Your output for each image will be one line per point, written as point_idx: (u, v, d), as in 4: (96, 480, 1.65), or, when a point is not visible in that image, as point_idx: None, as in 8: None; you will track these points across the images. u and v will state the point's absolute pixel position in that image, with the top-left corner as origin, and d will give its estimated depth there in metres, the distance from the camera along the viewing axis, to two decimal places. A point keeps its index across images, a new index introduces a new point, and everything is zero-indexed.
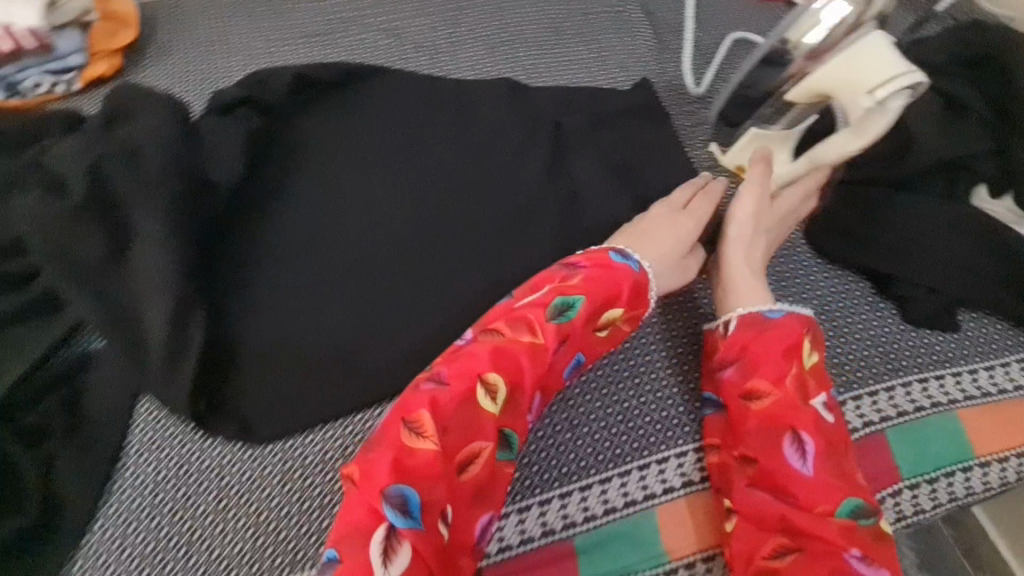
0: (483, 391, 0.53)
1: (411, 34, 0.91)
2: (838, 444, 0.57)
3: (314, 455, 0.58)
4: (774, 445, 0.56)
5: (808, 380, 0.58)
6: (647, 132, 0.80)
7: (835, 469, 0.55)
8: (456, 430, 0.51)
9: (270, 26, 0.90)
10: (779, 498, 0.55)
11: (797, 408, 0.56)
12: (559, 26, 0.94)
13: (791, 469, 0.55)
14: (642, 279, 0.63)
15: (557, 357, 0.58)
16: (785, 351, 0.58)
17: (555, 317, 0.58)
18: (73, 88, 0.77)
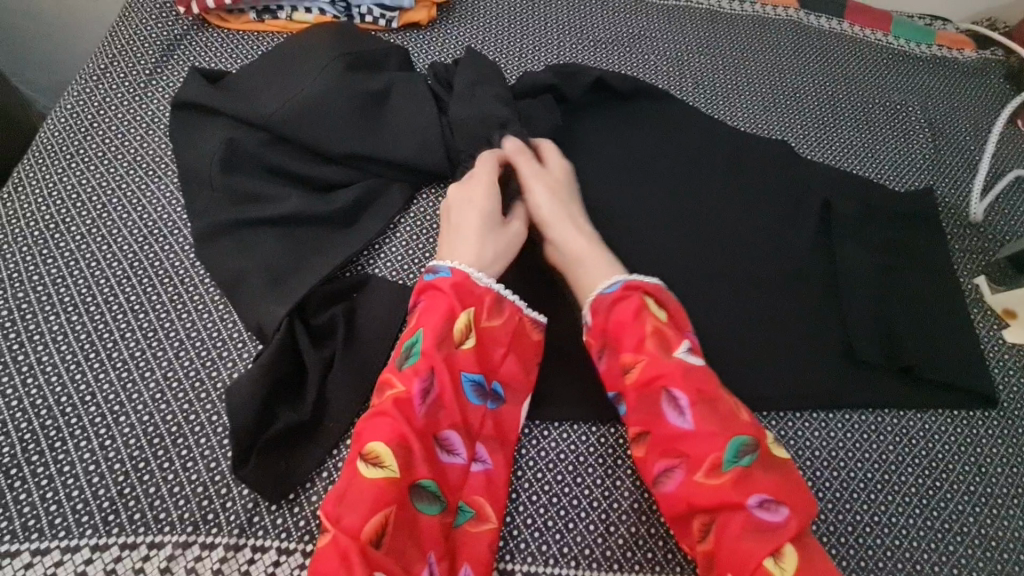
0: (371, 460, 0.47)
1: (691, 67, 0.92)
2: (711, 389, 0.52)
3: (548, 451, 0.57)
4: (655, 412, 0.52)
5: (665, 329, 0.54)
6: (919, 240, 0.76)
7: (714, 416, 0.50)
8: (352, 507, 0.45)
9: (564, 20, 0.92)
10: (677, 465, 0.50)
11: (657, 361, 0.52)
12: (837, 104, 0.92)
13: (663, 428, 0.51)
14: (461, 277, 0.56)
15: (430, 412, 0.51)
16: (635, 313, 0.55)
17: (407, 359, 0.52)
18: (393, 24, 0.83)
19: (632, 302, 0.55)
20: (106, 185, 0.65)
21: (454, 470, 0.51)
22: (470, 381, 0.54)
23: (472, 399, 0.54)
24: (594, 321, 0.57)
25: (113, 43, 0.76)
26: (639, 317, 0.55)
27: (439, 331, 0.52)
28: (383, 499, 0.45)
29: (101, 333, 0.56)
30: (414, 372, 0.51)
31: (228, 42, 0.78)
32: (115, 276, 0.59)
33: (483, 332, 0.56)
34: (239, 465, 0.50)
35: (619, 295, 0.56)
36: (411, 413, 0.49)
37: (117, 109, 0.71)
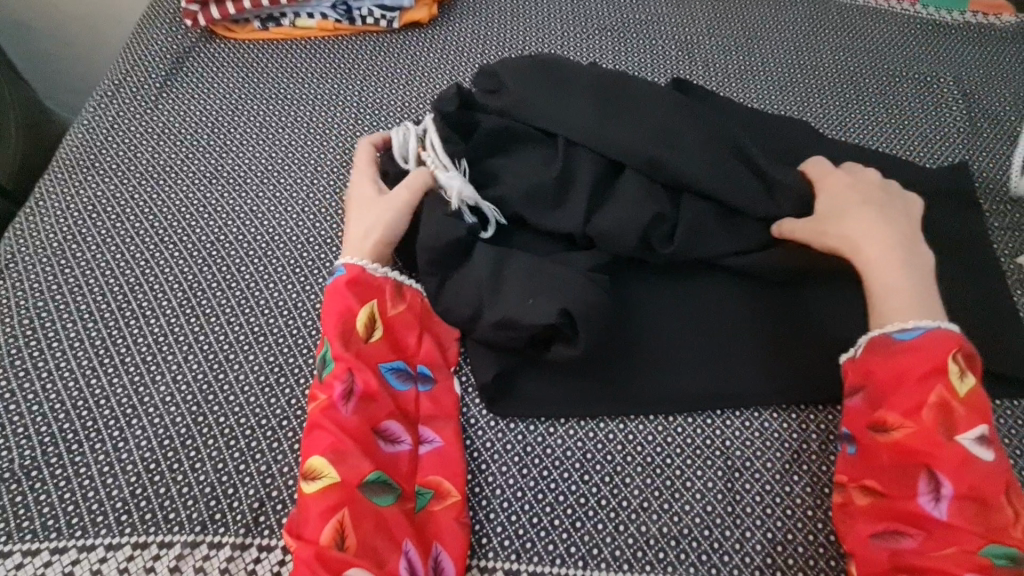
0: (313, 471, 0.50)
1: (703, 51, 0.89)
2: (992, 487, 0.47)
3: (553, 449, 0.55)
4: (904, 480, 0.48)
5: (951, 403, 0.49)
6: (955, 220, 0.71)
7: (971, 513, 0.46)
8: (312, 519, 0.48)
9: (568, 10, 0.91)
10: (912, 533, 0.47)
11: (931, 436, 0.48)
12: (861, 80, 0.87)
13: (908, 501, 0.48)
14: (355, 271, 0.58)
15: (359, 410, 0.53)
16: (931, 376, 0.49)
17: (325, 370, 0.54)
18: (394, 25, 0.83)
19: (924, 358, 0.50)
20: (119, 197, 0.67)
21: (402, 456, 0.53)
22: (388, 371, 0.56)
23: (397, 386, 0.56)
24: (874, 363, 0.52)
25: (125, 60, 0.79)
26: (926, 383, 0.49)
27: (341, 335, 0.55)
28: (330, 506, 0.48)
29: (115, 339, 0.58)
30: (334, 376, 0.53)
31: (233, 53, 0.80)
32: (129, 284, 0.61)
33: (391, 321, 0.58)
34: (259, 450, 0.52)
35: (911, 344, 0.51)
36: (339, 417, 0.52)
37: (129, 124, 0.73)
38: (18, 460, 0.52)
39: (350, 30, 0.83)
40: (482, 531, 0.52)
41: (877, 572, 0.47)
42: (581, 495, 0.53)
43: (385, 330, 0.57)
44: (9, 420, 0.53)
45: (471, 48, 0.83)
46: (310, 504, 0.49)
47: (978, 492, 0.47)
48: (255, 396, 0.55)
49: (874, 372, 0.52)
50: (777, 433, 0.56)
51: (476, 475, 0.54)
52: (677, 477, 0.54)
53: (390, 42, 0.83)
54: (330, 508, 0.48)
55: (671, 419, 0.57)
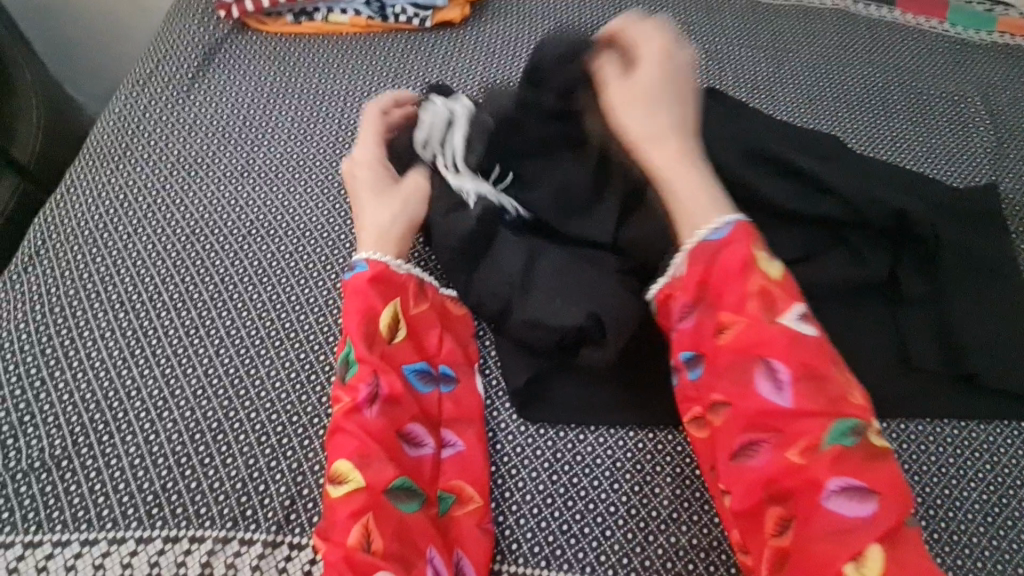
0: (337, 476, 0.48)
1: (732, 61, 0.89)
2: (817, 364, 0.47)
3: (583, 456, 0.55)
4: (745, 378, 0.47)
5: (770, 290, 0.48)
6: (984, 240, 0.71)
7: (815, 399, 0.46)
8: (337, 525, 0.46)
9: (598, 15, 0.91)
10: (766, 439, 0.46)
11: (758, 325, 0.47)
12: (888, 97, 0.87)
13: (752, 399, 0.47)
14: (378, 268, 0.57)
15: (386, 413, 0.51)
16: (742, 263, 0.49)
17: (349, 370, 0.53)
18: (427, 24, 0.83)
19: (738, 251, 0.50)
20: (151, 186, 0.67)
21: (426, 461, 0.52)
22: (412, 372, 0.55)
23: (421, 388, 0.55)
24: (692, 269, 0.51)
25: (158, 49, 0.78)
26: (747, 271, 0.49)
27: (365, 334, 0.53)
28: (357, 512, 0.47)
29: (146, 330, 0.57)
30: (359, 377, 0.52)
31: (266, 46, 0.80)
32: (161, 275, 0.61)
33: (413, 321, 0.57)
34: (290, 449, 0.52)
35: (726, 240, 0.51)
36: (365, 420, 0.50)
37: (161, 113, 0.72)
38: (49, 449, 0.51)
39: (382, 27, 0.82)
40: (512, 536, 0.52)
41: (750, 495, 0.46)
42: (610, 504, 0.53)
43: (408, 330, 0.56)
44: (39, 408, 0.53)
45: (503, 50, 0.83)
46: (337, 509, 0.47)
47: (813, 379, 0.46)
48: (287, 393, 0.55)
49: (702, 278, 0.51)
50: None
51: (505, 479, 0.54)
52: (707, 489, 0.54)
53: (423, 41, 0.83)
54: (358, 514, 0.47)
55: None
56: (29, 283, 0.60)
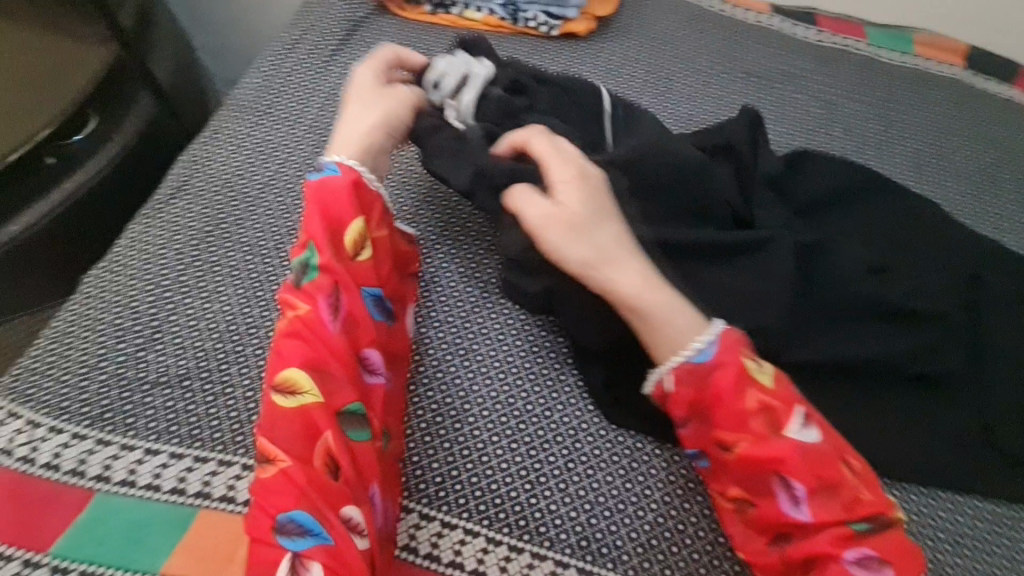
0: (285, 389, 0.49)
1: (842, 114, 0.90)
2: (832, 472, 0.49)
3: (657, 470, 0.57)
4: (762, 486, 0.49)
5: (771, 402, 0.50)
6: None
7: (831, 504, 0.48)
8: (294, 436, 0.48)
9: (716, 49, 0.93)
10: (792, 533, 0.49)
11: (766, 441, 0.49)
12: (997, 174, 0.87)
13: (774, 506, 0.49)
14: (352, 177, 0.57)
15: (344, 330, 0.53)
16: (738, 384, 0.50)
17: (305, 277, 0.54)
18: (554, 32, 0.86)
19: (730, 372, 0.51)
20: (286, 142, 0.71)
21: (376, 388, 0.54)
22: (370, 296, 0.56)
23: (376, 314, 0.56)
24: (680, 394, 0.52)
25: (305, 18, 0.84)
26: (740, 391, 0.50)
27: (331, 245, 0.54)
28: (310, 423, 0.49)
29: (270, 274, 0.61)
30: (317, 292, 0.52)
31: (401, 31, 0.84)
32: (287, 226, 0.64)
33: (376, 242, 0.58)
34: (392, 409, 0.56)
35: (717, 361, 0.51)
36: (325, 334, 0.51)
37: (301, 78, 0.77)
38: (174, 367, 0.55)
39: (510, 29, 0.86)
40: (582, 533, 0.53)
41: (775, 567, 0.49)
42: (680, 520, 0.55)
43: (373, 251, 0.57)
44: (169, 328, 0.57)
45: (620, 71, 0.87)
46: (284, 422, 0.48)
47: (827, 487, 0.48)
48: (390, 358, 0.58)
49: (693, 398, 0.52)
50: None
51: (582, 478, 0.56)
52: None
53: (547, 48, 0.86)
54: (311, 428, 0.48)
55: None
56: (174, 213, 0.64)
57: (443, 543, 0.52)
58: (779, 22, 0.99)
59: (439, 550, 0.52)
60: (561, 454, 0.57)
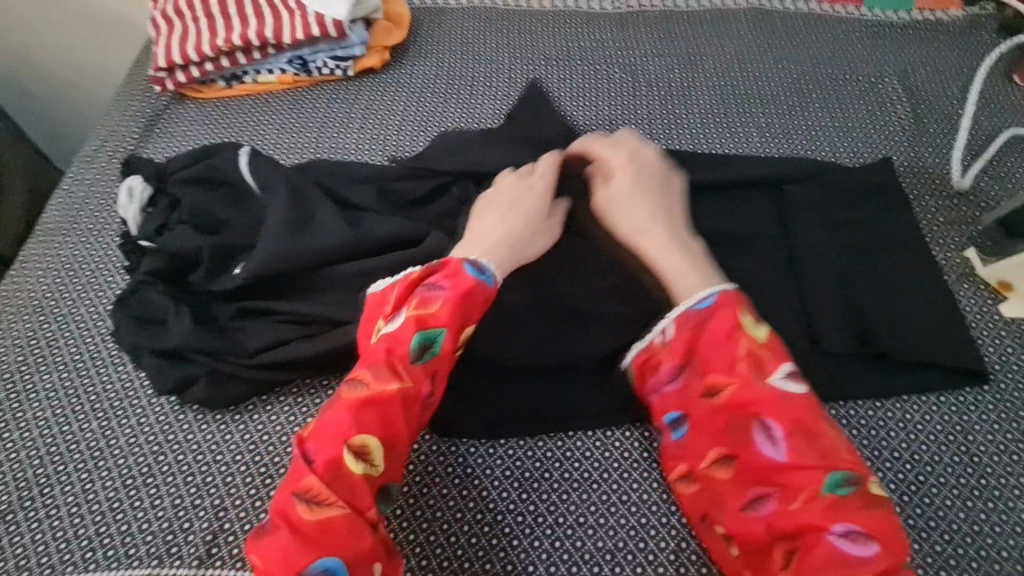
0: (351, 456, 0.48)
1: (646, 72, 0.92)
2: (810, 420, 0.48)
3: (492, 469, 0.58)
4: (746, 437, 0.49)
5: (760, 353, 0.51)
6: (895, 218, 0.71)
7: (809, 450, 0.47)
8: (343, 490, 0.47)
9: (516, 44, 0.95)
10: (772, 493, 0.48)
11: (750, 386, 0.50)
12: (804, 88, 0.89)
13: (751, 454, 0.49)
14: (494, 294, 0.56)
15: (427, 405, 0.52)
16: (732, 329, 0.52)
17: (421, 355, 0.52)
18: (348, 73, 0.88)
19: (728, 316, 0.52)
20: (92, 250, 0.71)
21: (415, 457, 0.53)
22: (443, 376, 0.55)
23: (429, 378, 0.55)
24: (680, 333, 0.54)
25: (105, 125, 0.85)
26: (733, 335, 0.51)
27: (446, 306, 0.53)
28: (365, 495, 0.47)
29: (86, 386, 0.62)
30: (416, 377, 0.51)
31: (202, 112, 0.86)
32: (99, 332, 0.65)
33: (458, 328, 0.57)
34: (214, 485, 0.56)
35: (712, 307, 0.53)
36: (416, 408, 0.51)
37: (104, 184, 0.78)
38: None
39: (308, 81, 0.88)
40: (423, 552, 0.54)
41: (755, 539, 0.48)
42: (519, 511, 0.56)
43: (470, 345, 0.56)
44: None
45: (422, 89, 0.88)
46: (352, 485, 0.47)
47: (806, 436, 0.48)
48: (212, 434, 0.59)
49: (690, 343, 0.53)
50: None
51: (419, 498, 0.57)
52: (614, 491, 0.56)
53: (346, 89, 0.88)
54: (356, 502, 0.46)
55: (607, 434, 0.59)
56: None
57: None
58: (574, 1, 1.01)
59: None
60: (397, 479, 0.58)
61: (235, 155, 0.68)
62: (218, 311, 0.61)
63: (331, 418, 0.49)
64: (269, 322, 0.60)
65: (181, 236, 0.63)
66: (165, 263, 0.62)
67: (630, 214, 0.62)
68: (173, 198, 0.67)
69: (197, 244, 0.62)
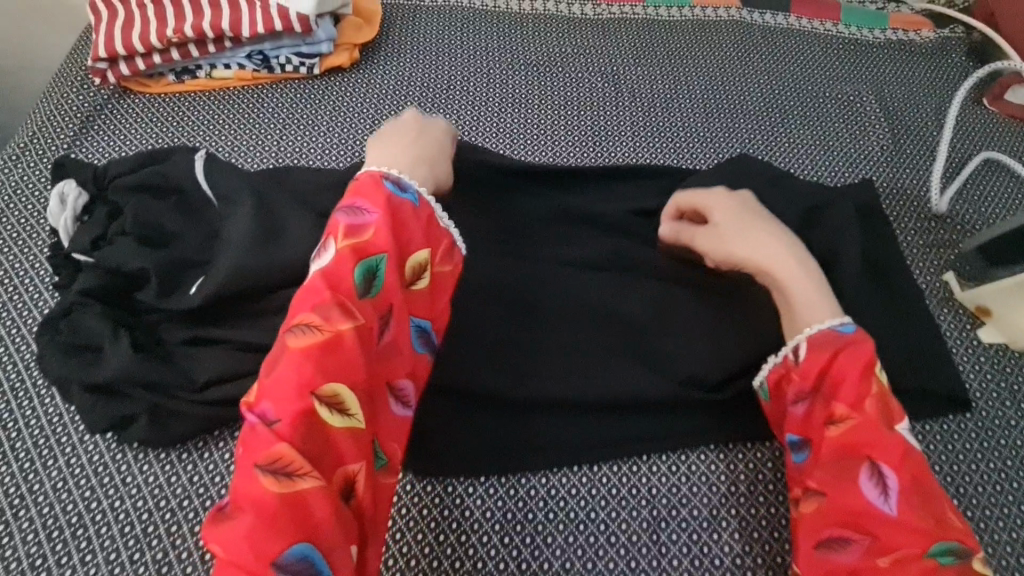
0: (326, 408, 0.42)
1: (628, 81, 0.89)
2: (926, 482, 0.45)
3: (473, 512, 0.55)
4: (851, 477, 0.46)
5: (890, 399, 0.48)
6: (878, 241, 0.71)
7: (925, 513, 0.44)
8: (323, 452, 0.41)
9: (492, 47, 0.90)
10: (858, 539, 0.44)
11: (878, 427, 0.46)
12: (785, 104, 0.88)
13: (852, 497, 0.45)
14: (426, 209, 0.51)
15: (384, 350, 0.47)
16: (867, 365, 0.49)
17: (372, 288, 0.46)
18: (313, 72, 0.82)
19: (862, 351, 0.49)
20: (15, 263, 0.63)
21: (398, 419, 0.48)
22: (416, 325, 0.50)
23: (418, 347, 0.50)
24: (813, 355, 0.51)
25: (32, 121, 0.76)
26: (866, 374, 0.48)
27: (392, 235, 0.48)
28: (339, 452, 0.42)
29: (4, 423, 0.54)
30: (370, 310, 0.46)
31: (148, 108, 0.78)
32: (21, 359, 0.57)
33: (438, 277, 0.51)
34: (156, 537, 0.49)
35: (852, 339, 0.50)
36: (371, 349, 0.45)
37: (32, 187, 0.69)
38: None
39: (269, 78, 0.81)
40: None
41: None
42: (501, 557, 0.53)
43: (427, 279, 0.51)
44: None
45: (394, 91, 0.83)
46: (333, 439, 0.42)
47: (921, 497, 0.44)
48: (155, 476, 0.52)
49: (824, 367, 0.50)
50: (705, 476, 0.57)
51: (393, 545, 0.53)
52: (600, 532, 0.54)
53: (311, 88, 0.82)
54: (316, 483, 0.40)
55: (594, 469, 0.57)
56: None
57: None
58: (554, 5, 0.97)
59: None
60: None
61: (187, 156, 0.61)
62: (165, 336, 0.55)
63: (274, 372, 0.42)
64: (223, 347, 0.54)
65: (120, 249, 0.56)
66: (104, 279, 0.55)
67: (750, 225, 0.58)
68: (111, 206, 0.60)
69: (141, 259, 0.55)
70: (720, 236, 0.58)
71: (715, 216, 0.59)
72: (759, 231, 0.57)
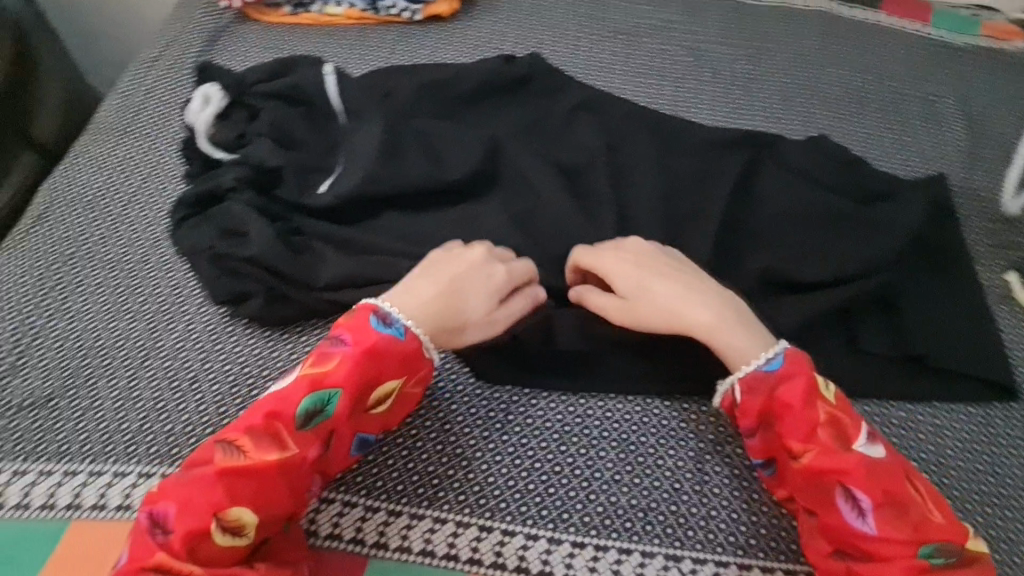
0: (229, 520, 0.46)
1: (711, 59, 0.91)
2: (900, 488, 0.48)
3: (533, 419, 0.59)
4: (826, 498, 0.49)
5: (839, 415, 0.51)
6: (946, 232, 0.73)
7: (899, 520, 0.47)
8: (245, 495, 0.46)
9: (584, 13, 0.94)
10: (848, 551, 0.48)
11: (833, 453, 0.49)
12: (864, 96, 0.89)
13: (833, 516, 0.48)
14: (416, 346, 0.53)
15: (325, 426, 0.50)
16: (808, 399, 0.51)
17: (309, 422, 0.49)
18: (417, 17, 0.87)
19: (797, 383, 0.51)
20: (147, 156, 0.70)
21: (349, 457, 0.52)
22: (361, 437, 0.52)
23: (357, 446, 0.52)
24: (750, 400, 0.52)
25: (164, 35, 0.84)
26: (809, 402, 0.50)
27: (361, 374, 0.50)
28: (257, 503, 0.47)
29: (135, 287, 0.61)
30: (307, 444, 0.49)
31: (265, 34, 0.84)
32: (151, 236, 0.64)
33: (402, 398, 0.53)
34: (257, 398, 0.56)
35: (783, 372, 0.52)
36: (308, 453, 0.49)
37: (163, 92, 0.76)
38: (39, 389, 0.56)
39: (375, 20, 0.87)
40: (460, 489, 0.55)
41: None
42: (556, 462, 0.57)
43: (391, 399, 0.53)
44: (37, 352, 0.58)
45: (488, 41, 0.87)
46: (218, 558, 0.46)
47: (896, 505, 0.48)
48: (261, 349, 0.59)
49: (762, 406, 0.52)
50: None
51: (459, 438, 0.58)
52: (649, 454, 0.57)
53: (413, 32, 0.87)
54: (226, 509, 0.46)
55: (650, 400, 0.60)
56: (32, 241, 0.64)
57: (320, 518, 0.54)
58: None
59: (529, 562, 0.52)
60: (438, 418, 0.59)
61: (319, 73, 0.68)
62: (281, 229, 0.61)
63: (191, 479, 0.47)
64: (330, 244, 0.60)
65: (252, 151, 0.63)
66: (236, 174, 0.62)
67: (638, 266, 0.58)
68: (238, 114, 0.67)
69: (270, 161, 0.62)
70: (633, 312, 0.56)
71: (620, 284, 0.58)
72: (659, 286, 0.56)
